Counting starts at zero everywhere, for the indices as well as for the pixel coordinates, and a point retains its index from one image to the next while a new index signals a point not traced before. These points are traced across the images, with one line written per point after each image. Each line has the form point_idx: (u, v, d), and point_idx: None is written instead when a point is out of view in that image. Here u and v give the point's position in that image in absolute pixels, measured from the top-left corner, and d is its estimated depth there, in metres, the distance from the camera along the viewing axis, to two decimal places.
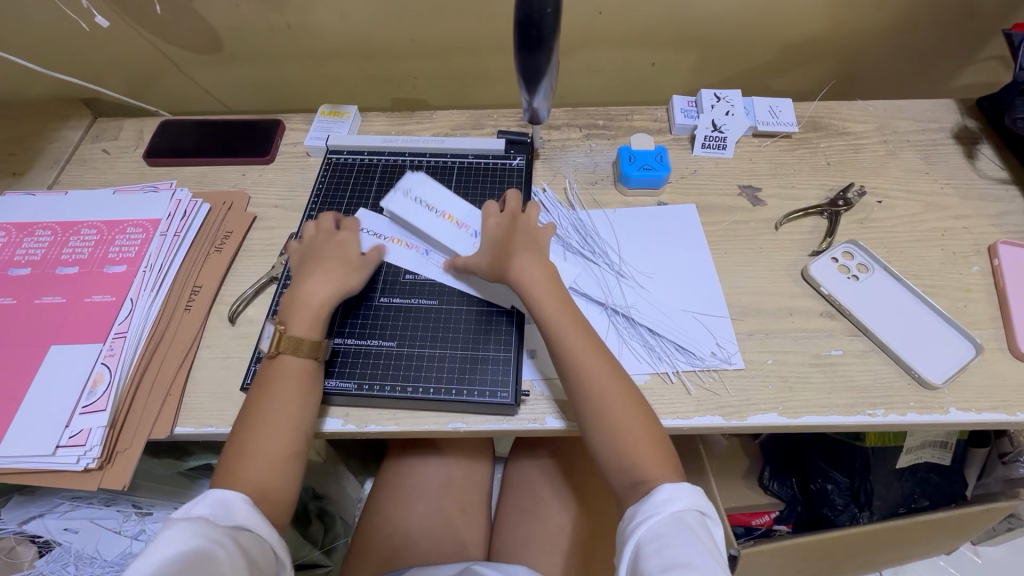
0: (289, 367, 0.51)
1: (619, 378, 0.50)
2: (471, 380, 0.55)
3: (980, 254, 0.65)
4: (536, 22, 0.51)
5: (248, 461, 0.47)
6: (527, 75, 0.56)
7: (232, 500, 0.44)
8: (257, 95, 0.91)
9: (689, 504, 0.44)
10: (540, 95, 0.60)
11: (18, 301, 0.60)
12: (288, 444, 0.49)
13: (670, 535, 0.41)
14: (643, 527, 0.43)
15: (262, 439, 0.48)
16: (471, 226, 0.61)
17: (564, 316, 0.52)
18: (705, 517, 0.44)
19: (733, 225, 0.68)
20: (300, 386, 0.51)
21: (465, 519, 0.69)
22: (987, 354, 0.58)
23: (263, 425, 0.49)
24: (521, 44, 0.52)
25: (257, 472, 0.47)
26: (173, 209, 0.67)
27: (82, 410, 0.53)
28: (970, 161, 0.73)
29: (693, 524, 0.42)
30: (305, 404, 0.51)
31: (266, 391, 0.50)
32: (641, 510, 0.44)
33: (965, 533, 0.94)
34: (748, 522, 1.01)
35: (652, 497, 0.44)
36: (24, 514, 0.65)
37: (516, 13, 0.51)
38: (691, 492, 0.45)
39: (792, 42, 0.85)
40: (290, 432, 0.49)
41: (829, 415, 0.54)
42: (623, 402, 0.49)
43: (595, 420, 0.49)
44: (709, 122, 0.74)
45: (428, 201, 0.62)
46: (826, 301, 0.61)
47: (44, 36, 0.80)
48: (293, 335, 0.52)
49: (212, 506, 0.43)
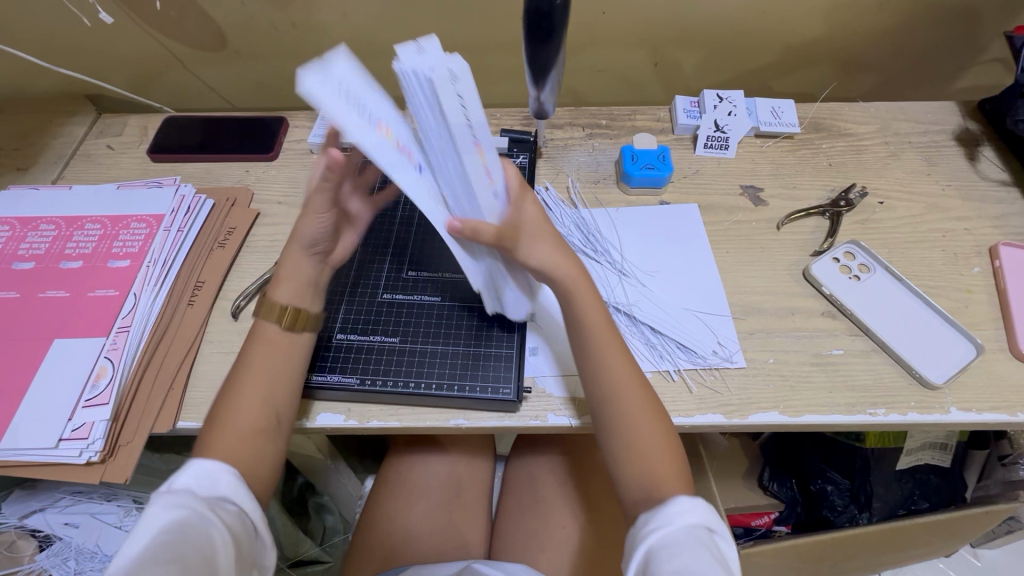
0: (261, 335, 0.52)
1: (651, 402, 0.50)
2: (473, 376, 0.55)
3: (981, 256, 0.65)
4: (546, 13, 0.51)
5: (222, 436, 0.47)
6: (535, 67, 0.57)
7: (218, 472, 0.44)
8: (261, 93, 0.92)
9: (699, 519, 0.44)
10: (547, 89, 0.60)
11: (22, 294, 0.60)
12: (258, 416, 0.48)
13: (681, 548, 0.41)
14: (653, 535, 0.43)
15: (233, 412, 0.48)
16: (494, 181, 0.46)
17: (609, 339, 0.51)
18: (713, 531, 0.44)
19: (735, 225, 0.68)
20: (270, 356, 0.51)
21: (465, 517, 0.69)
22: (988, 354, 0.58)
23: (235, 396, 0.49)
24: (529, 36, 0.53)
25: (232, 446, 0.47)
26: (177, 205, 0.68)
27: (85, 404, 0.53)
28: (972, 163, 0.74)
29: (701, 539, 0.42)
30: (275, 373, 0.50)
31: (241, 365, 0.51)
32: (653, 521, 0.44)
33: (964, 535, 0.94)
34: (748, 522, 1.01)
35: (665, 510, 0.44)
36: (25, 509, 0.65)
37: (524, 5, 0.52)
38: (703, 508, 0.44)
39: (795, 43, 0.86)
40: (259, 403, 0.49)
41: (830, 414, 0.54)
42: (650, 423, 0.49)
43: (618, 439, 0.49)
44: (712, 122, 0.75)
45: (467, 103, 0.40)
46: (828, 301, 0.62)
47: (49, 33, 0.80)
48: (268, 301, 0.53)
49: (200, 479, 0.43)
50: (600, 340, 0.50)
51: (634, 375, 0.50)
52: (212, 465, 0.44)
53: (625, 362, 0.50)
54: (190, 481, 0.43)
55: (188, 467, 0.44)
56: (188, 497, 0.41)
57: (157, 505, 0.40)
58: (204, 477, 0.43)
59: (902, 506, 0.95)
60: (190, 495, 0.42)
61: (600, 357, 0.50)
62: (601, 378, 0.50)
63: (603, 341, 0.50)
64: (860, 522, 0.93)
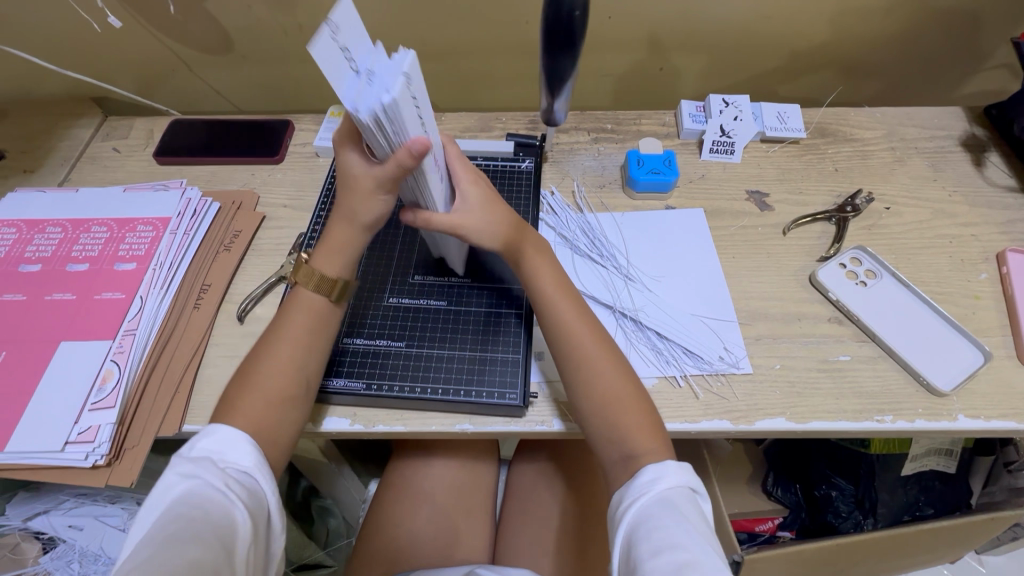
0: (302, 301, 0.52)
1: (646, 411, 0.49)
2: (480, 381, 0.55)
3: (988, 262, 0.65)
4: (565, 21, 0.52)
5: (249, 397, 0.48)
6: (552, 76, 0.58)
7: (238, 439, 0.45)
8: (267, 96, 0.92)
9: (677, 485, 0.44)
10: (562, 98, 0.61)
11: (29, 297, 0.60)
12: (286, 383, 0.49)
13: (664, 514, 0.42)
14: (635, 505, 0.44)
15: (265, 374, 0.49)
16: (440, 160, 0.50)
17: (598, 352, 0.51)
18: (691, 494, 0.45)
19: (741, 230, 0.68)
20: (308, 324, 0.52)
21: (469, 522, 0.69)
22: (996, 361, 0.58)
23: (270, 355, 0.50)
24: (547, 44, 0.54)
25: (256, 408, 0.48)
26: (183, 208, 0.68)
27: (91, 407, 0.53)
28: (979, 169, 0.73)
29: (680, 506, 0.43)
30: (311, 343, 0.51)
31: (278, 327, 0.51)
32: (631, 492, 0.45)
33: (970, 541, 0.93)
34: (752, 527, 1.00)
35: (642, 480, 0.45)
36: (28, 511, 0.66)
37: (544, 14, 0.53)
38: (682, 473, 0.45)
39: (801, 48, 0.86)
40: (290, 369, 0.49)
41: (837, 420, 0.54)
42: (644, 434, 0.48)
43: (612, 452, 0.49)
44: (718, 127, 0.75)
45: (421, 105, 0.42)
46: (834, 307, 0.61)
47: (57, 36, 0.80)
48: (309, 267, 0.53)
49: (220, 446, 0.45)
50: (587, 351, 0.51)
51: (628, 385, 0.50)
52: (232, 433, 0.46)
53: (614, 372, 0.50)
54: (208, 448, 0.45)
55: (212, 433, 0.46)
56: (201, 466, 0.43)
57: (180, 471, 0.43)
58: (221, 444, 0.45)
59: (907, 512, 0.94)
60: (203, 464, 0.43)
61: (587, 369, 0.50)
62: (588, 390, 0.50)
63: (592, 354, 0.51)
64: (865, 528, 0.92)
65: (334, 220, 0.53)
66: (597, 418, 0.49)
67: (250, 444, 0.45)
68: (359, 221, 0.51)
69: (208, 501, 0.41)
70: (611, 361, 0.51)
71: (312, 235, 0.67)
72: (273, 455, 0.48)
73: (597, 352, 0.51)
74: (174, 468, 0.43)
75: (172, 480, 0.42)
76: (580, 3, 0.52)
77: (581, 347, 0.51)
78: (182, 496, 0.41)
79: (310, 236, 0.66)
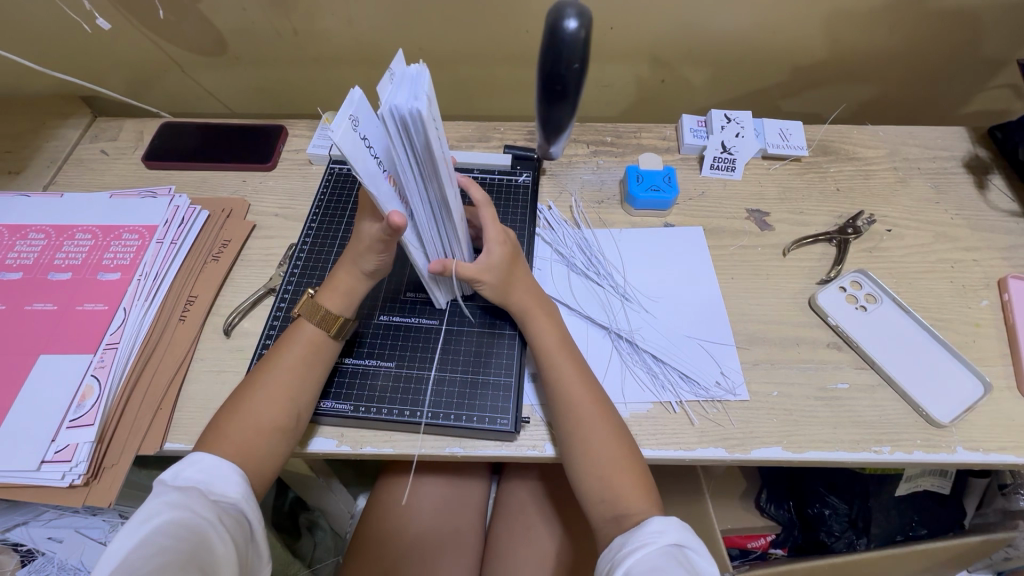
0: (302, 334, 0.51)
1: (640, 472, 0.48)
2: (470, 405, 0.53)
3: (990, 288, 0.64)
4: (561, 76, 0.50)
5: (239, 425, 0.47)
6: (550, 123, 0.57)
7: (226, 470, 0.44)
8: (262, 98, 0.90)
9: (668, 539, 0.43)
10: (560, 142, 0.61)
11: (9, 307, 0.59)
12: (277, 414, 0.48)
13: (657, 569, 0.41)
14: (627, 561, 0.43)
15: (257, 405, 0.48)
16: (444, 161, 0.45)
17: (592, 407, 0.50)
18: (687, 549, 0.43)
19: (740, 250, 0.67)
20: (307, 356, 0.51)
21: (456, 543, 0.68)
22: (996, 392, 0.57)
23: (260, 385, 0.49)
24: (545, 95, 0.52)
25: (244, 436, 0.46)
26: (171, 216, 0.66)
27: (69, 424, 0.52)
28: (981, 192, 0.73)
29: (678, 558, 0.42)
30: (307, 374, 0.50)
31: (273, 356, 0.50)
32: (629, 541, 0.44)
33: (963, 563, 0.93)
34: (744, 544, 0.99)
35: (642, 528, 0.44)
36: (7, 523, 0.62)
37: (541, 65, 0.50)
38: (677, 526, 0.44)
39: (805, 63, 0.84)
40: (282, 403, 0.48)
41: (834, 450, 0.53)
42: (637, 497, 0.47)
43: (603, 512, 0.48)
44: (719, 143, 0.73)
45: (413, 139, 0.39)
46: (833, 331, 0.60)
47: (45, 34, 0.78)
48: (314, 301, 0.52)
49: (207, 474, 0.43)
50: (581, 411, 0.50)
51: (623, 449, 0.49)
52: (220, 461, 0.44)
53: (608, 433, 0.49)
54: (193, 476, 0.43)
55: (193, 458, 0.44)
56: (188, 496, 0.41)
57: (160, 498, 0.41)
58: (208, 472, 0.43)
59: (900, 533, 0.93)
60: (190, 493, 0.42)
61: (581, 429, 0.49)
62: (580, 451, 0.49)
63: (587, 414, 0.50)
64: (857, 548, 0.92)
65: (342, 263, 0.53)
66: (588, 479, 0.48)
67: (239, 475, 0.44)
68: (367, 269, 0.51)
69: (198, 533, 0.39)
70: (606, 423, 0.50)
71: (303, 247, 0.65)
72: (256, 479, 0.47)
73: (593, 412, 0.50)
74: (158, 494, 0.42)
75: (156, 508, 0.40)
76: (578, 56, 0.49)
77: (577, 406, 0.50)
78: (167, 524, 0.39)
79: (300, 248, 0.65)
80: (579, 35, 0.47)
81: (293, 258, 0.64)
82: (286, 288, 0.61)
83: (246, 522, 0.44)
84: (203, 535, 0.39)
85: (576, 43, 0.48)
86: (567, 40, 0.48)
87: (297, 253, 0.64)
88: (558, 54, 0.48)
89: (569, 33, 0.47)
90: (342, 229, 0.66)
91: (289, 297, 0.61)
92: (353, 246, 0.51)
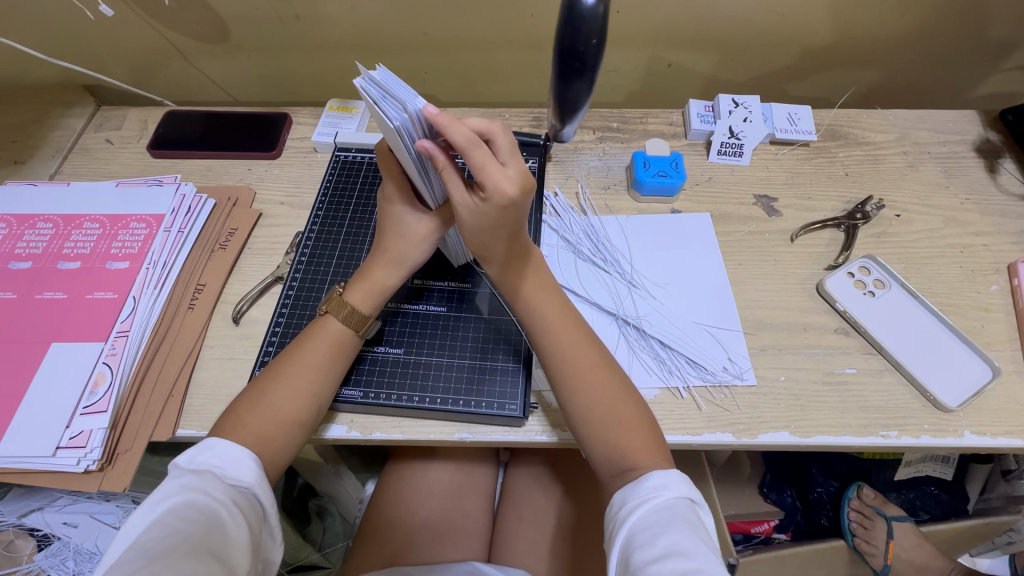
0: (328, 331, 0.51)
1: (634, 409, 0.49)
2: (480, 391, 0.54)
3: (999, 273, 0.64)
4: (580, 51, 0.49)
5: (258, 415, 0.47)
6: (565, 101, 0.56)
7: (242, 456, 0.44)
8: (265, 87, 0.90)
9: (678, 492, 0.43)
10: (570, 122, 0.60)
11: (19, 295, 0.59)
12: (299, 408, 0.49)
13: (661, 522, 0.41)
14: (635, 514, 0.43)
15: (280, 398, 0.48)
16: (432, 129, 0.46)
17: (594, 369, 0.49)
18: (689, 500, 0.43)
19: (748, 236, 0.67)
20: (331, 353, 0.51)
21: (467, 525, 0.68)
22: (1005, 377, 0.57)
23: (285, 380, 0.49)
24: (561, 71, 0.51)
25: (265, 428, 0.47)
26: (178, 205, 0.66)
27: (83, 411, 0.52)
28: (992, 176, 0.72)
29: (682, 511, 0.42)
30: (329, 370, 0.50)
31: (295, 352, 0.51)
32: (633, 497, 0.44)
33: (963, 546, 0.94)
34: (747, 529, 0.95)
35: (646, 483, 0.44)
36: (23, 507, 0.63)
37: (558, 40, 0.50)
38: (681, 481, 0.44)
39: (814, 46, 0.83)
40: (306, 397, 0.49)
41: (841, 434, 0.53)
42: (645, 453, 0.47)
43: (609, 469, 0.48)
44: (726, 128, 0.72)
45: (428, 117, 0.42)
46: (841, 318, 0.60)
47: (48, 24, 0.78)
48: (341, 298, 0.52)
49: (223, 459, 0.44)
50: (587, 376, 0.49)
51: (627, 401, 0.49)
52: (235, 448, 0.45)
53: (609, 393, 0.49)
54: (208, 460, 0.44)
55: (207, 445, 0.45)
56: (203, 479, 0.42)
57: (174, 483, 0.42)
58: (223, 459, 0.44)
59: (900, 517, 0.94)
60: (206, 478, 0.42)
61: (585, 391, 0.48)
62: (582, 410, 0.48)
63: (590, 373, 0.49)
64: None
65: (374, 259, 0.53)
66: (593, 422, 0.48)
67: (253, 460, 0.45)
68: (396, 263, 0.53)
69: (211, 513, 0.40)
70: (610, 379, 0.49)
71: (310, 233, 0.65)
72: (271, 471, 0.48)
73: (594, 375, 0.49)
74: (174, 479, 0.42)
75: (170, 491, 0.41)
76: (596, 30, 0.48)
77: (577, 366, 0.49)
78: (180, 507, 0.39)
79: (308, 235, 0.65)
80: (597, 10, 0.47)
81: (300, 246, 0.64)
82: (294, 276, 0.62)
83: (257, 505, 0.44)
84: (213, 517, 0.39)
85: (594, 17, 0.47)
86: (586, 14, 0.47)
87: (306, 240, 0.64)
88: (576, 29, 0.48)
89: (587, 8, 0.47)
90: (350, 217, 0.66)
91: (298, 284, 0.61)
92: (387, 238, 0.53)
